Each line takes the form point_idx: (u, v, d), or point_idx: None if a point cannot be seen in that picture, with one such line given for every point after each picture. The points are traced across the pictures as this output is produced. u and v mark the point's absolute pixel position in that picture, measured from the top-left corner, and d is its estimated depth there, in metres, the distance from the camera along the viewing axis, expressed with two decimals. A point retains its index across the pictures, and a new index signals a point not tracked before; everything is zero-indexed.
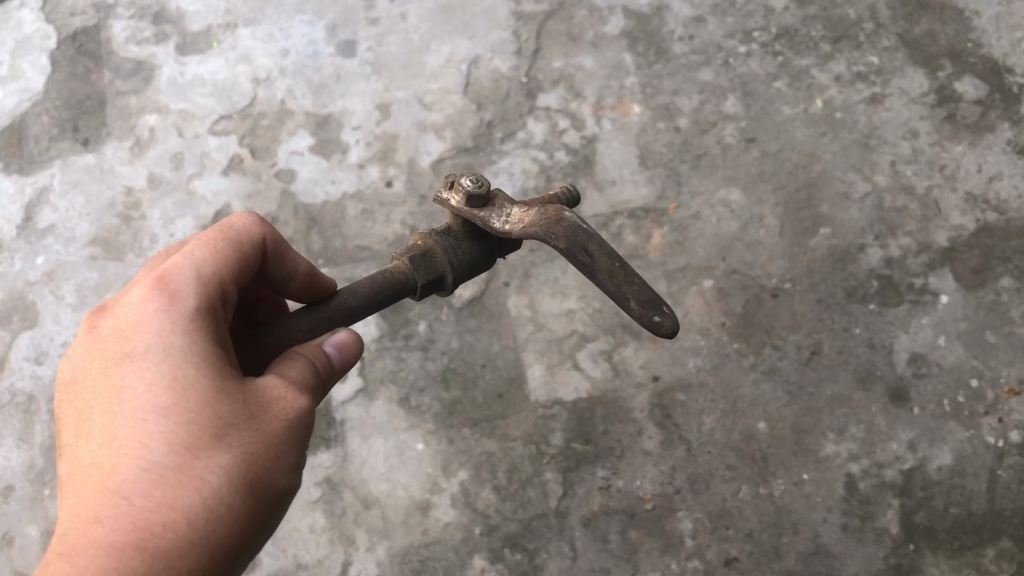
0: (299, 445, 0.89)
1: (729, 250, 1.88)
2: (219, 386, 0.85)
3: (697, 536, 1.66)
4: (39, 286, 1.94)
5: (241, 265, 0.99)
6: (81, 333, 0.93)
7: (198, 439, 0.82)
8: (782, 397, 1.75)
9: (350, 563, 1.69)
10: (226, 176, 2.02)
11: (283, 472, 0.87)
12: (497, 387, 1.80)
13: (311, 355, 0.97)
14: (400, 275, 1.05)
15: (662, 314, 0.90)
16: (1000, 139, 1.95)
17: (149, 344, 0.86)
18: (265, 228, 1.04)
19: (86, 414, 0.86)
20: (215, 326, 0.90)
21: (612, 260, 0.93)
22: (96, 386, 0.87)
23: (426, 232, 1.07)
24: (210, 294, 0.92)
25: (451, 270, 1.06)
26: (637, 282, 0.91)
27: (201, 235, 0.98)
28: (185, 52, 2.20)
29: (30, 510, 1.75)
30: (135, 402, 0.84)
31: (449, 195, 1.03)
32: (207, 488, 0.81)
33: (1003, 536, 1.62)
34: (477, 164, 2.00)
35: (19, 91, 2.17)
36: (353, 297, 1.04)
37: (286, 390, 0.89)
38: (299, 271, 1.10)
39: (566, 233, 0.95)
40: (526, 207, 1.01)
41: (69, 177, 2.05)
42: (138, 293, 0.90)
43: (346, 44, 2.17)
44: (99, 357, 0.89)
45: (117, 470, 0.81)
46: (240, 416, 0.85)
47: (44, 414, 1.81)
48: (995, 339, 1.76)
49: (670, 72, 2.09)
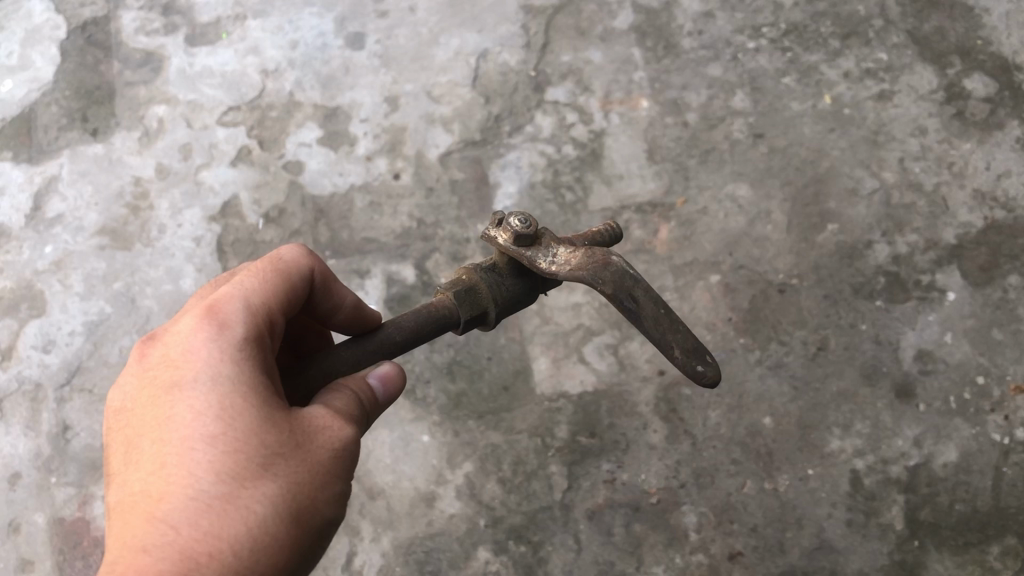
0: (345, 474, 0.89)
1: (736, 245, 1.88)
2: (267, 415, 0.85)
3: (702, 530, 1.67)
4: (48, 275, 1.94)
5: (290, 295, 0.99)
6: (131, 360, 0.93)
7: (245, 468, 0.82)
8: (787, 392, 1.75)
9: (355, 553, 1.70)
10: (234, 167, 2.02)
11: (329, 502, 0.87)
12: (503, 379, 1.80)
13: (355, 387, 0.98)
14: (444, 310, 1.02)
15: (705, 363, 0.93)
16: (1008, 137, 1.95)
17: (198, 372, 0.87)
18: (312, 258, 1.05)
19: (135, 442, 0.87)
20: (262, 355, 0.91)
21: (658, 307, 0.94)
22: (145, 414, 0.88)
23: (470, 267, 1.04)
24: (259, 323, 0.93)
25: (495, 307, 1.03)
26: (681, 331, 0.93)
27: (251, 266, 0.99)
28: (194, 43, 2.20)
29: (37, 497, 1.75)
30: (183, 431, 0.84)
31: (496, 232, 1.00)
32: (252, 519, 0.81)
33: (1008, 533, 1.62)
34: (485, 157, 2.00)
35: (28, 81, 2.18)
36: (399, 330, 1.01)
37: (332, 420, 0.89)
38: (346, 304, 1.09)
39: (613, 278, 0.94)
40: (573, 248, 0.98)
41: (78, 167, 2.06)
42: (188, 322, 0.90)
43: (356, 36, 2.18)
44: (148, 384, 0.90)
45: (165, 499, 0.81)
46: (287, 445, 0.85)
47: (52, 402, 1.82)
48: (1002, 337, 1.75)
49: (679, 67, 2.09)
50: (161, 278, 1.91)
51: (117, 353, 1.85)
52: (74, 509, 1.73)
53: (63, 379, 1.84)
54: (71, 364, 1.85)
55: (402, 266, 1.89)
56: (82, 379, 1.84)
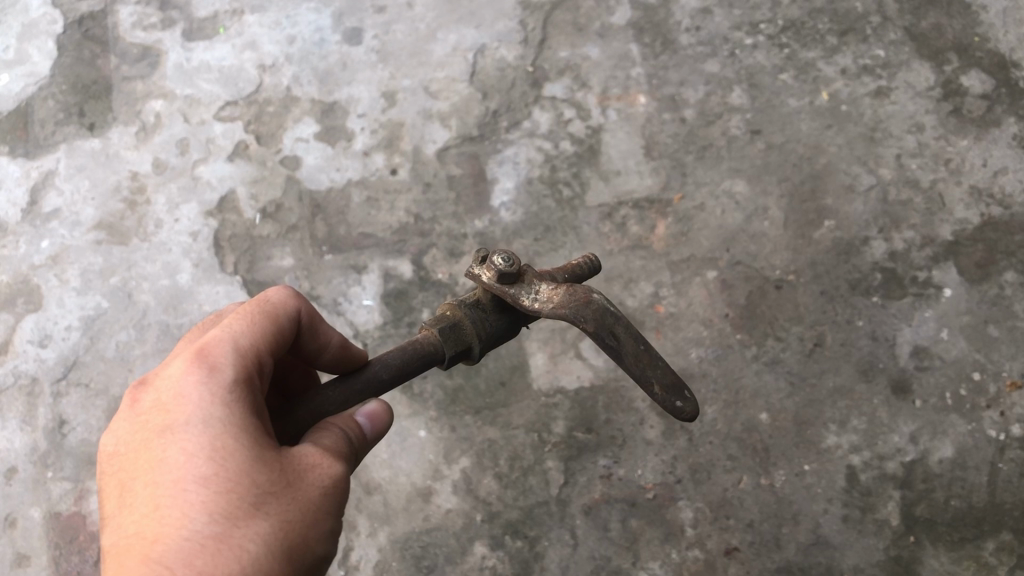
0: (335, 512, 0.89)
1: (733, 241, 1.88)
2: (259, 454, 0.86)
3: (698, 526, 1.67)
4: (44, 269, 1.94)
5: (278, 338, 0.99)
6: (122, 406, 0.93)
7: (237, 508, 0.82)
8: (784, 388, 1.75)
9: (352, 548, 1.70)
10: (231, 162, 2.02)
11: (321, 539, 0.87)
12: (499, 375, 1.80)
13: (343, 425, 0.98)
14: (429, 346, 1.01)
15: (684, 398, 0.91)
16: (1005, 134, 1.95)
17: (190, 415, 0.87)
18: (299, 300, 1.05)
19: (129, 485, 0.87)
20: (252, 396, 0.91)
21: (638, 343, 0.93)
22: (138, 458, 0.88)
23: (454, 303, 1.04)
24: (248, 364, 0.93)
25: (478, 342, 1.03)
26: (661, 366, 0.92)
27: (239, 309, 0.99)
28: (192, 39, 2.19)
29: (33, 491, 1.75)
30: (177, 472, 0.85)
31: (480, 270, 1.00)
32: (245, 557, 0.81)
33: (1003, 529, 1.62)
34: (482, 153, 2.00)
35: (25, 75, 2.17)
36: (384, 367, 1.00)
37: (321, 458, 0.90)
38: (332, 343, 1.09)
39: (594, 315, 0.93)
40: (555, 286, 0.99)
41: (74, 162, 2.05)
42: (178, 366, 0.91)
43: (353, 31, 2.17)
44: (141, 429, 0.90)
45: (159, 540, 0.81)
46: (279, 484, 0.85)
47: (48, 396, 1.82)
48: (999, 333, 1.76)
49: (677, 63, 2.09)
50: (158, 273, 1.91)
51: (114, 347, 1.85)
52: (69, 504, 1.73)
53: (59, 373, 1.84)
54: (68, 359, 1.85)
55: (399, 262, 1.90)
56: (78, 373, 1.83)
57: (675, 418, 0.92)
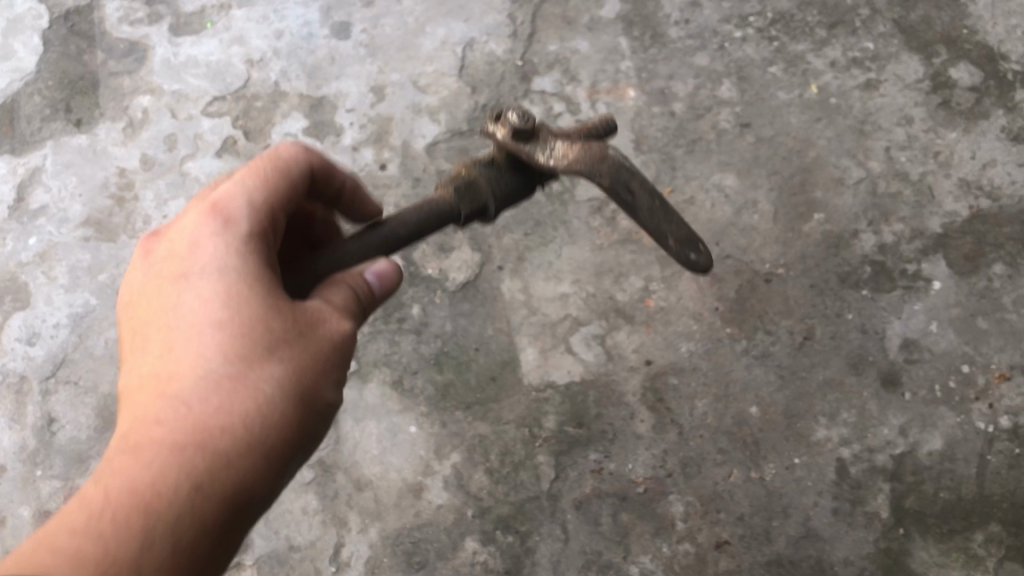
0: (342, 363, 1.03)
1: (722, 235, 1.88)
2: (272, 300, 0.99)
3: (689, 519, 1.67)
4: (31, 267, 1.93)
5: (291, 190, 1.10)
6: (139, 256, 1.09)
7: (251, 351, 0.96)
8: (774, 381, 1.76)
9: (343, 545, 1.70)
10: (220, 158, 2.01)
11: (330, 388, 1.01)
12: (490, 370, 1.80)
13: (353, 281, 1.08)
14: (446, 205, 1.14)
15: (698, 253, 1.08)
16: (994, 126, 1.95)
17: (206, 266, 1.01)
18: (310, 152, 1.15)
19: (145, 331, 1.02)
20: (265, 251, 1.04)
21: (653, 199, 1.10)
22: (154, 304, 1.02)
23: (469, 162, 1.17)
24: (262, 219, 1.05)
25: (493, 199, 1.16)
26: (675, 223, 1.09)
27: (250, 163, 1.10)
28: (179, 34, 2.17)
29: (22, 490, 1.75)
30: (195, 317, 0.98)
31: (496, 128, 1.14)
32: (260, 395, 0.95)
33: (992, 520, 1.64)
34: (471, 148, 1.99)
35: (11, 71, 2.15)
36: (404, 224, 1.14)
37: (332, 313, 1.03)
38: (346, 187, 1.26)
39: (609, 171, 1.10)
40: (568, 142, 1.13)
41: (61, 158, 2.04)
42: (195, 218, 1.04)
43: (341, 26, 2.15)
44: (158, 278, 1.04)
45: (176, 379, 0.95)
46: (291, 332, 0.98)
47: (37, 394, 1.81)
48: (987, 325, 1.77)
49: (666, 56, 2.08)
50: None
51: (103, 345, 1.84)
52: (59, 502, 1.72)
53: (48, 371, 1.83)
54: (56, 356, 1.84)
55: None
56: (67, 371, 1.83)
57: (691, 270, 1.09)
